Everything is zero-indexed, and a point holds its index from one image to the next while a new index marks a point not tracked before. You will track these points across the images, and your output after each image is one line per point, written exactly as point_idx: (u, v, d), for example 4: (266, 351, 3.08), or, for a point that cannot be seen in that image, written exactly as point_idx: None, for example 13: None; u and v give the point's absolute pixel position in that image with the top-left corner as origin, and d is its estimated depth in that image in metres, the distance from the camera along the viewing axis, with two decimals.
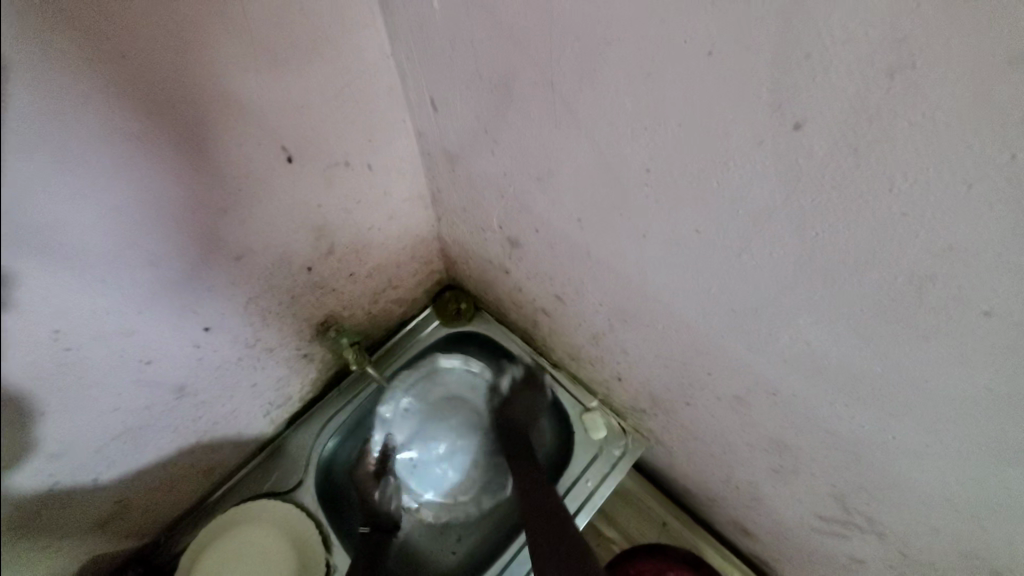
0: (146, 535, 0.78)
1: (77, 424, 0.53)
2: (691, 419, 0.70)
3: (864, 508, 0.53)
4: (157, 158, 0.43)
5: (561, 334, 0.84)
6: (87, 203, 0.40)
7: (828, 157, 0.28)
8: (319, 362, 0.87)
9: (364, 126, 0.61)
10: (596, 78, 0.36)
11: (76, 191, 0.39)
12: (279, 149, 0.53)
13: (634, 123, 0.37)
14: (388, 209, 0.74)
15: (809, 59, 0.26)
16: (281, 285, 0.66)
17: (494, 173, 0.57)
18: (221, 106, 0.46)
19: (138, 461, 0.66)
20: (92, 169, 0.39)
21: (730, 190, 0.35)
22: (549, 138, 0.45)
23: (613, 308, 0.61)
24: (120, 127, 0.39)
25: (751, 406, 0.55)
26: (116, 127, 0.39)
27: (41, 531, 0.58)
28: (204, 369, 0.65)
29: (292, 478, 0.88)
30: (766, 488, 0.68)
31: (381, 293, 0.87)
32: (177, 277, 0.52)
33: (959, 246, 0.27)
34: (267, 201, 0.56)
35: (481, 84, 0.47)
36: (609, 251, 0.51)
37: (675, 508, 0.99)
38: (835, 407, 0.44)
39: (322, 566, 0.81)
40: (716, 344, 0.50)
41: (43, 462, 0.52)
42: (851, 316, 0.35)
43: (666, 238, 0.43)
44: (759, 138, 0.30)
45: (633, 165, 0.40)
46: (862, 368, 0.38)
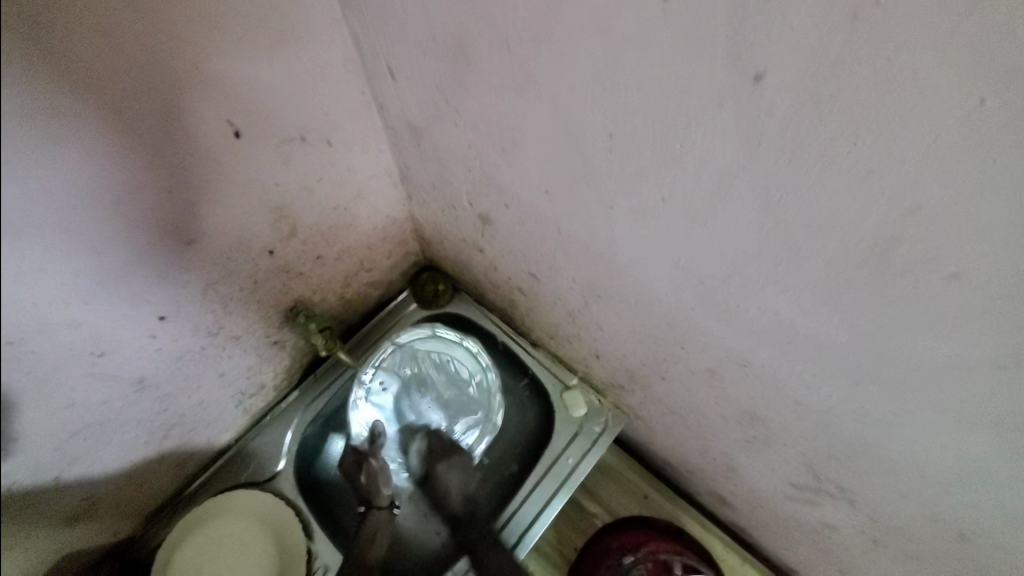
0: (120, 534, 0.75)
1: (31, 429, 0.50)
2: (668, 394, 0.69)
3: (834, 475, 0.54)
4: (89, 137, 0.40)
5: (537, 313, 0.83)
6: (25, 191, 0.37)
7: (792, 113, 0.27)
8: (291, 348, 0.85)
9: (319, 98, 0.57)
10: (552, 34, 0.34)
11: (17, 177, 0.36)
12: (225, 125, 0.50)
13: (593, 84, 0.34)
14: (353, 188, 0.71)
15: (768, 3, 0.24)
16: (242, 270, 0.64)
17: (459, 145, 0.55)
18: (156, 80, 0.42)
19: (100, 458, 0.63)
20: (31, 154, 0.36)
21: (694, 154, 0.33)
22: (509, 105, 0.43)
23: (586, 284, 0.60)
24: (40, 105, 0.36)
25: (723, 379, 0.54)
26: (46, 104, 0.36)
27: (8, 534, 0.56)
28: (165, 361, 0.63)
29: (270, 467, 0.87)
30: (741, 459, 0.69)
31: (353, 276, 0.85)
32: (122, 264, 0.49)
33: (924, 206, 0.26)
34: (217, 181, 0.53)
35: (437, 47, 0.44)
36: (578, 224, 0.50)
37: (655, 481, 1.00)
38: (805, 377, 0.44)
39: (304, 553, 0.80)
40: (687, 317, 0.49)
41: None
42: (819, 285, 0.34)
43: (633, 208, 0.41)
44: (721, 94, 0.29)
45: (596, 131, 0.38)
46: (829, 338, 0.38)
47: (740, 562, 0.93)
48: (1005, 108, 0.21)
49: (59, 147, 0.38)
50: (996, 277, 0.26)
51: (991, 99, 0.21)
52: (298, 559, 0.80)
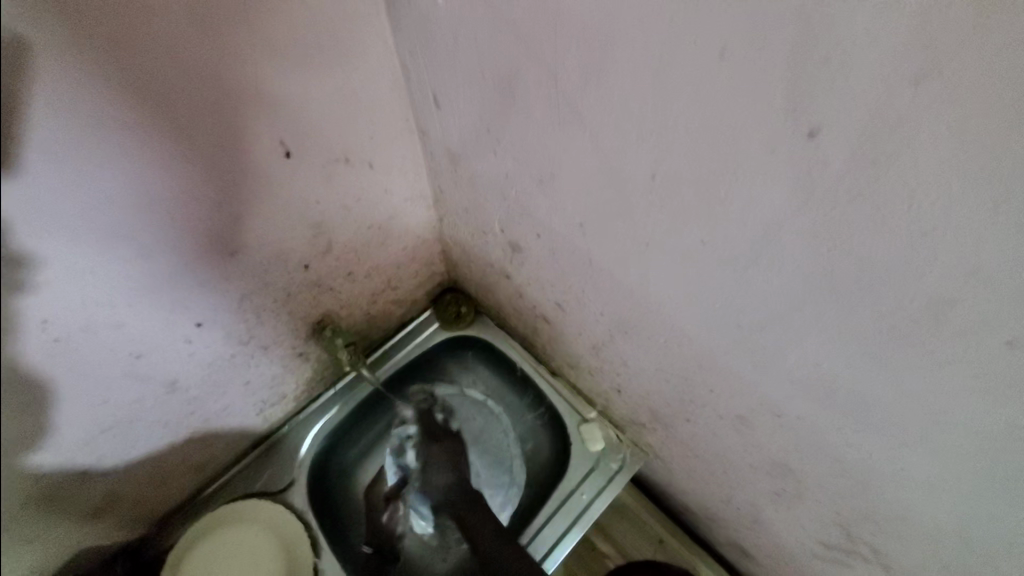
0: (134, 532, 0.76)
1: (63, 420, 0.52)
2: (692, 435, 0.67)
3: (869, 538, 0.51)
4: (150, 148, 0.43)
5: (560, 342, 0.82)
6: (78, 195, 0.40)
7: (847, 167, 0.26)
8: (314, 361, 0.86)
9: (365, 123, 0.60)
10: (601, 76, 0.34)
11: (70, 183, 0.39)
12: (276, 144, 0.52)
13: (639, 126, 0.35)
14: (389, 209, 0.72)
15: (828, 62, 0.24)
16: (277, 282, 0.65)
17: (496, 175, 0.56)
18: (221, 104, 0.45)
19: (125, 456, 0.64)
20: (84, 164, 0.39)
21: (740, 199, 0.33)
22: (551, 140, 0.43)
23: (615, 318, 0.59)
24: (106, 118, 0.39)
25: (753, 425, 0.52)
26: (113, 119, 0.39)
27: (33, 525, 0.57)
28: (196, 365, 0.64)
29: (283, 478, 0.87)
30: (767, 511, 0.66)
31: (380, 293, 0.86)
32: (166, 269, 0.51)
33: (984, 270, 0.25)
34: (263, 197, 0.55)
35: (483, 82, 0.46)
36: (611, 258, 0.50)
37: (672, 524, 0.96)
38: (844, 433, 0.42)
39: (310, 569, 0.79)
40: (719, 359, 0.48)
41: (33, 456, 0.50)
42: (865, 339, 0.33)
43: (670, 248, 0.41)
44: (773, 144, 0.28)
45: (638, 171, 0.38)
46: (873, 394, 0.36)
47: None
48: None
49: (119, 157, 0.41)
50: None
51: None
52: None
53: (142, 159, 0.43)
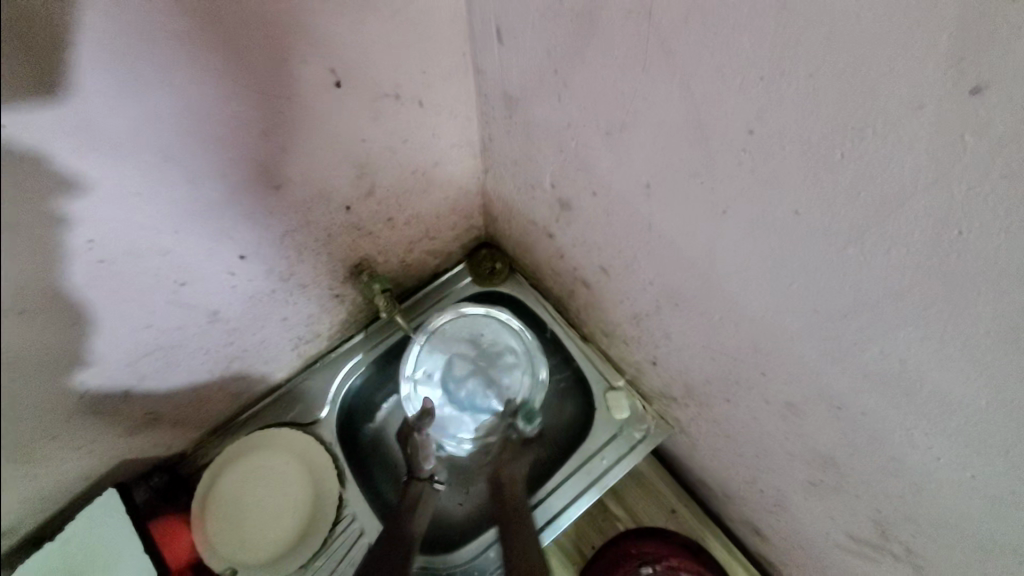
0: (175, 447, 0.81)
1: (108, 342, 0.53)
2: (727, 417, 0.65)
3: (909, 541, 0.49)
4: (194, 67, 0.40)
5: (597, 308, 0.80)
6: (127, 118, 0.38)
7: (1012, 136, 0.22)
8: (349, 304, 0.86)
9: (420, 56, 0.55)
10: (709, 9, 0.29)
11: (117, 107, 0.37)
12: (327, 73, 0.49)
13: (745, 73, 0.30)
14: (435, 154, 0.69)
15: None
16: (318, 221, 0.64)
17: (556, 124, 0.52)
18: (273, 21, 0.41)
19: (169, 378, 0.67)
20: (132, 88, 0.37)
21: (855, 168, 0.28)
22: (630, 86, 0.39)
23: (665, 289, 0.56)
24: (159, 28, 0.36)
25: (801, 415, 0.49)
26: (162, 35, 0.36)
27: (82, 435, 0.59)
28: (236, 297, 0.65)
29: (313, 412, 0.89)
30: (795, 499, 0.64)
31: (418, 242, 0.84)
32: (212, 198, 0.50)
33: None
34: (310, 130, 0.52)
35: (559, 14, 0.41)
36: (676, 225, 0.46)
37: (686, 497, 0.96)
38: (914, 435, 0.39)
39: (335, 499, 0.83)
40: (779, 343, 0.45)
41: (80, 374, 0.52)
42: (972, 340, 0.29)
43: (750, 218, 0.37)
44: (919, 103, 0.24)
45: (731, 127, 0.33)
46: (963, 400, 0.33)
47: None
48: None
49: (168, 78, 0.39)
50: None
51: None
52: (328, 504, 0.83)
53: (186, 81, 0.40)
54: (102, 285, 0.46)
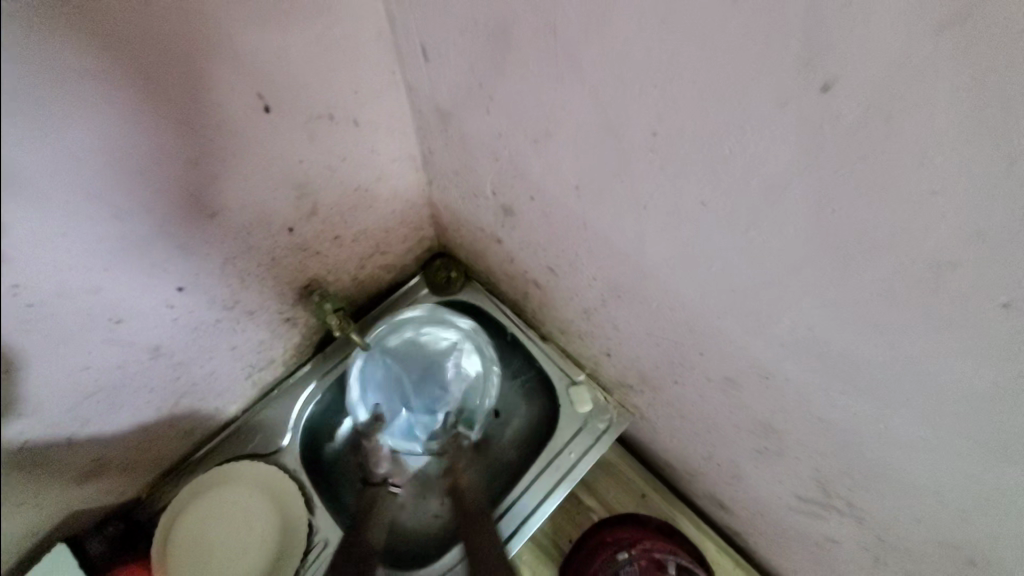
0: (126, 494, 0.77)
1: (42, 390, 0.50)
2: (679, 398, 0.69)
3: (845, 492, 0.53)
4: (113, 101, 0.39)
5: (551, 307, 0.82)
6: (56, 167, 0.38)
7: (859, 124, 0.25)
8: (302, 327, 0.85)
9: (350, 75, 0.56)
10: (604, 25, 0.32)
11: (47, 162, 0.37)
12: (255, 98, 0.49)
13: (642, 81, 0.33)
14: (376, 170, 0.69)
15: (849, 8, 0.22)
16: (260, 245, 0.63)
17: (489, 134, 0.54)
18: (193, 49, 0.42)
19: (112, 422, 0.64)
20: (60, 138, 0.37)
21: (744, 159, 0.32)
22: (548, 95, 0.41)
23: (607, 282, 0.59)
24: (71, 66, 0.35)
25: (740, 388, 0.53)
26: (82, 76, 0.36)
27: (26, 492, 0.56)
28: (178, 330, 0.63)
29: (275, 441, 0.87)
30: (748, 468, 0.68)
31: (368, 258, 0.84)
32: (145, 232, 0.48)
33: (988, 231, 0.24)
34: (243, 155, 0.52)
35: (476, 31, 0.43)
36: (607, 222, 0.48)
37: (655, 481, 1.00)
38: (831, 394, 0.43)
39: (304, 527, 0.81)
40: (711, 324, 0.48)
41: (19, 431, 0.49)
42: (860, 304, 0.33)
43: (667, 211, 0.40)
44: (783, 99, 0.27)
45: (639, 129, 0.36)
46: (863, 358, 0.37)
47: (734, 568, 0.93)
48: None
49: (88, 117, 0.38)
50: None
51: None
52: (297, 533, 0.81)
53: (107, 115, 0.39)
54: (31, 330, 0.44)
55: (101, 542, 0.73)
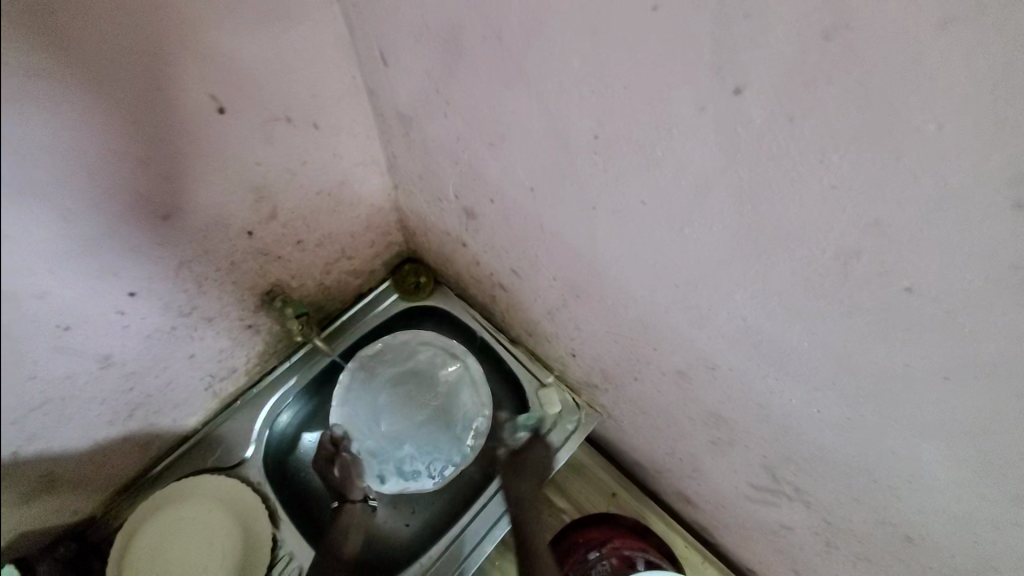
0: (80, 511, 0.74)
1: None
2: (639, 394, 0.71)
3: (793, 478, 0.56)
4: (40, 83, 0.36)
5: (517, 309, 0.83)
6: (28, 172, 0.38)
7: (767, 126, 0.28)
8: (265, 334, 0.83)
9: (307, 79, 0.56)
10: (543, 34, 0.34)
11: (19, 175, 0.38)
12: (207, 99, 0.49)
13: (582, 86, 0.35)
14: (338, 174, 0.70)
15: (749, 20, 0.25)
16: (218, 249, 0.62)
17: (448, 137, 0.55)
18: (143, 50, 0.41)
19: (60, 436, 0.61)
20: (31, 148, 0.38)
21: (675, 160, 0.34)
22: (498, 100, 0.43)
23: (566, 282, 0.61)
24: (4, 64, 0.34)
25: (692, 381, 0.55)
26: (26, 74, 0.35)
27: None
28: (132, 338, 0.61)
29: (239, 452, 0.85)
30: (706, 461, 0.71)
31: (333, 263, 0.84)
32: (96, 237, 0.48)
33: (885, 221, 0.27)
34: (197, 157, 0.52)
35: (429, 38, 0.44)
36: (561, 223, 0.50)
37: (623, 478, 1.02)
38: (768, 381, 0.46)
39: (269, 540, 0.80)
40: (660, 319, 0.50)
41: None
42: (785, 293, 0.36)
43: (613, 210, 0.42)
44: (703, 104, 0.29)
45: (582, 132, 0.38)
46: (792, 345, 0.40)
47: (702, 561, 0.94)
48: (959, 133, 0.22)
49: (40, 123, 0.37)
50: (946, 292, 0.27)
51: (948, 123, 0.22)
52: (261, 546, 0.80)
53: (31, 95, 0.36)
54: None
55: (51, 564, 0.70)
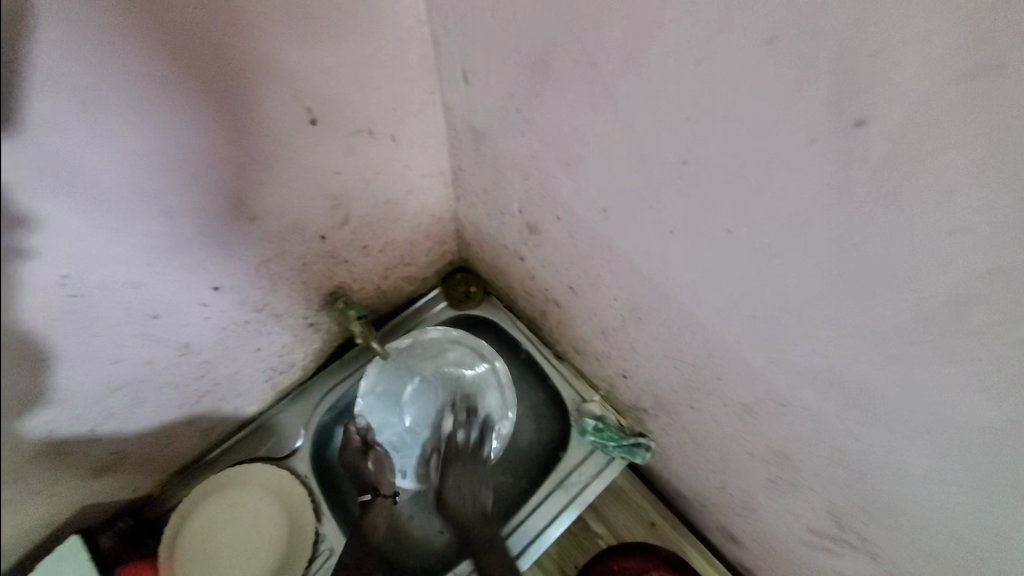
0: (142, 487, 0.78)
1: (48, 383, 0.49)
2: (693, 423, 0.68)
3: (861, 528, 0.52)
4: (156, 90, 0.40)
5: (568, 325, 0.83)
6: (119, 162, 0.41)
7: (885, 163, 0.27)
8: (324, 332, 0.87)
9: (390, 94, 0.59)
10: (642, 61, 0.34)
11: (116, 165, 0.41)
12: (302, 111, 0.52)
13: (678, 112, 0.35)
14: (407, 184, 0.72)
15: (879, 57, 0.24)
16: (293, 250, 0.66)
17: (521, 154, 0.56)
18: (251, 66, 0.45)
19: (136, 415, 0.65)
20: (131, 143, 0.41)
21: (773, 190, 0.33)
22: (583, 122, 0.43)
23: (627, 303, 0.60)
24: (118, 70, 0.37)
25: (758, 415, 0.53)
26: (139, 79, 0.39)
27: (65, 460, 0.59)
28: (209, 329, 0.65)
29: (289, 444, 0.88)
30: (761, 499, 0.67)
31: (391, 269, 0.86)
32: (190, 233, 0.51)
33: (1011, 271, 0.25)
34: (286, 163, 0.55)
35: (518, 60, 0.45)
36: (631, 244, 0.50)
37: (663, 508, 0.98)
38: (846, 424, 0.43)
39: (311, 534, 0.82)
40: (729, 349, 0.49)
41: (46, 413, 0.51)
42: (881, 334, 0.34)
43: (693, 235, 0.42)
44: (814, 136, 0.29)
45: (670, 157, 0.38)
46: (881, 388, 0.38)
47: None
48: None
49: (144, 122, 0.41)
50: None
51: None
52: (303, 540, 0.81)
53: (146, 99, 0.40)
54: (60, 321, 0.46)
55: (112, 536, 0.75)
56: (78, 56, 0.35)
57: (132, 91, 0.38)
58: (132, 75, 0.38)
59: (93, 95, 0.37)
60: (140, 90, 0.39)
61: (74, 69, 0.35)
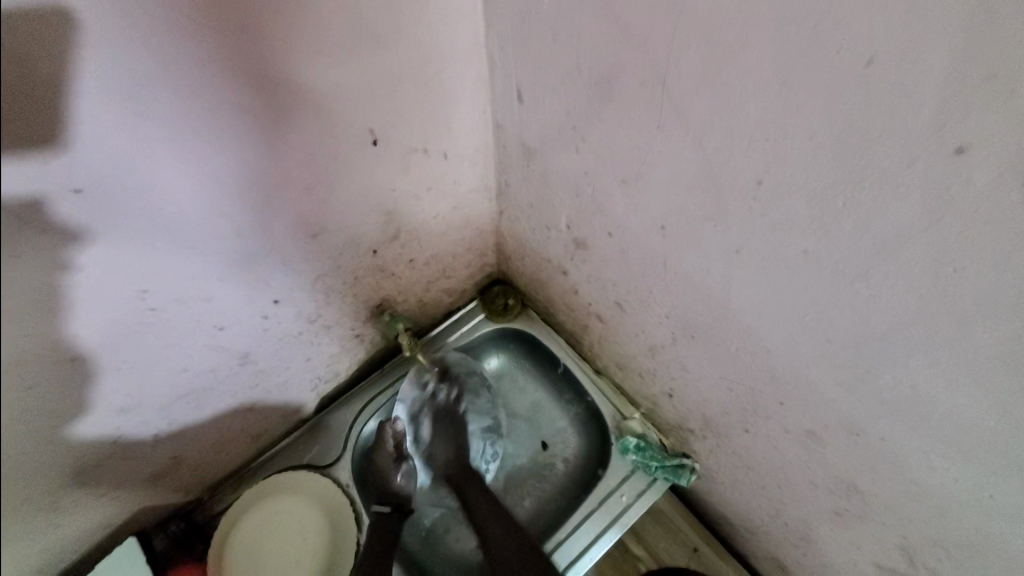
0: (194, 490, 0.81)
1: (116, 390, 0.52)
2: (746, 446, 0.66)
3: (938, 569, 0.49)
4: (234, 117, 0.42)
5: (612, 342, 0.82)
6: (197, 183, 0.44)
7: (993, 189, 0.25)
8: (368, 343, 0.88)
9: (445, 114, 0.60)
10: (718, 82, 0.34)
11: (196, 186, 0.44)
12: (365, 132, 0.53)
13: (756, 132, 0.34)
14: (454, 200, 0.73)
15: (993, 82, 0.23)
16: (346, 265, 0.67)
17: (574, 171, 0.56)
18: (321, 91, 0.46)
19: (194, 422, 0.68)
20: (211, 165, 0.44)
21: (860, 214, 0.32)
22: (646, 141, 0.43)
23: (680, 321, 0.59)
24: (203, 97, 0.39)
25: (824, 443, 0.51)
26: (221, 106, 0.41)
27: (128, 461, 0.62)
28: (267, 339, 0.67)
29: (332, 452, 0.90)
30: (820, 529, 0.64)
31: (435, 281, 0.88)
32: (255, 249, 0.53)
33: None
34: (347, 182, 0.57)
35: (579, 80, 0.45)
36: (691, 263, 0.49)
37: (706, 533, 0.95)
38: (927, 456, 0.41)
39: (352, 544, 0.82)
40: (795, 372, 0.47)
41: (112, 416, 0.54)
42: (977, 367, 0.32)
43: (762, 255, 0.41)
44: (912, 160, 0.27)
45: (743, 177, 0.37)
46: (972, 423, 0.35)
47: None
48: None
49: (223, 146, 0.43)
50: None
51: None
52: (344, 549, 0.82)
53: (223, 126, 0.42)
54: (137, 330, 0.48)
55: (164, 539, 0.78)
56: (164, 89, 0.37)
57: (211, 117, 0.41)
58: (212, 106, 0.40)
59: (180, 122, 0.39)
60: (217, 118, 0.41)
61: (159, 100, 0.37)
